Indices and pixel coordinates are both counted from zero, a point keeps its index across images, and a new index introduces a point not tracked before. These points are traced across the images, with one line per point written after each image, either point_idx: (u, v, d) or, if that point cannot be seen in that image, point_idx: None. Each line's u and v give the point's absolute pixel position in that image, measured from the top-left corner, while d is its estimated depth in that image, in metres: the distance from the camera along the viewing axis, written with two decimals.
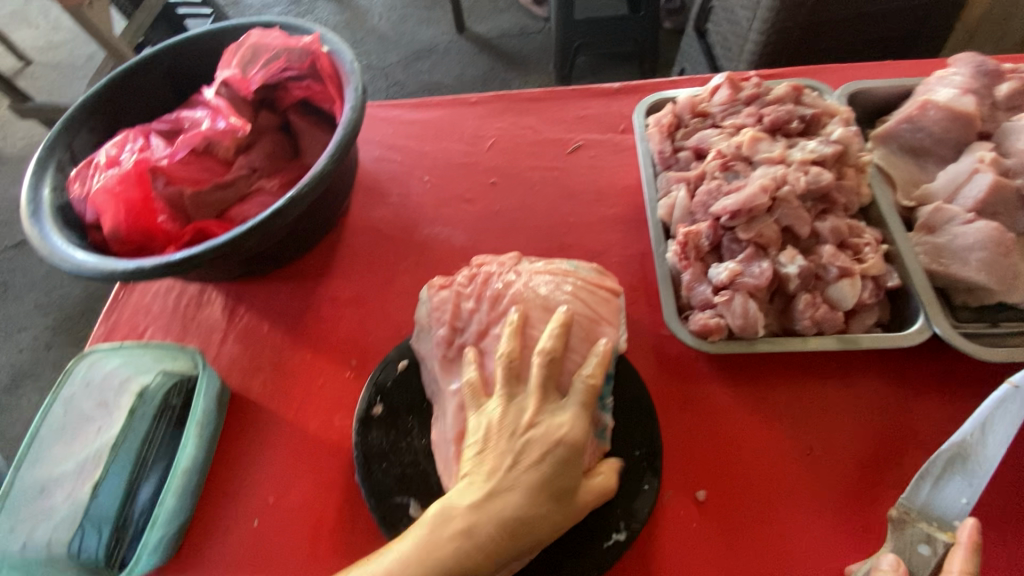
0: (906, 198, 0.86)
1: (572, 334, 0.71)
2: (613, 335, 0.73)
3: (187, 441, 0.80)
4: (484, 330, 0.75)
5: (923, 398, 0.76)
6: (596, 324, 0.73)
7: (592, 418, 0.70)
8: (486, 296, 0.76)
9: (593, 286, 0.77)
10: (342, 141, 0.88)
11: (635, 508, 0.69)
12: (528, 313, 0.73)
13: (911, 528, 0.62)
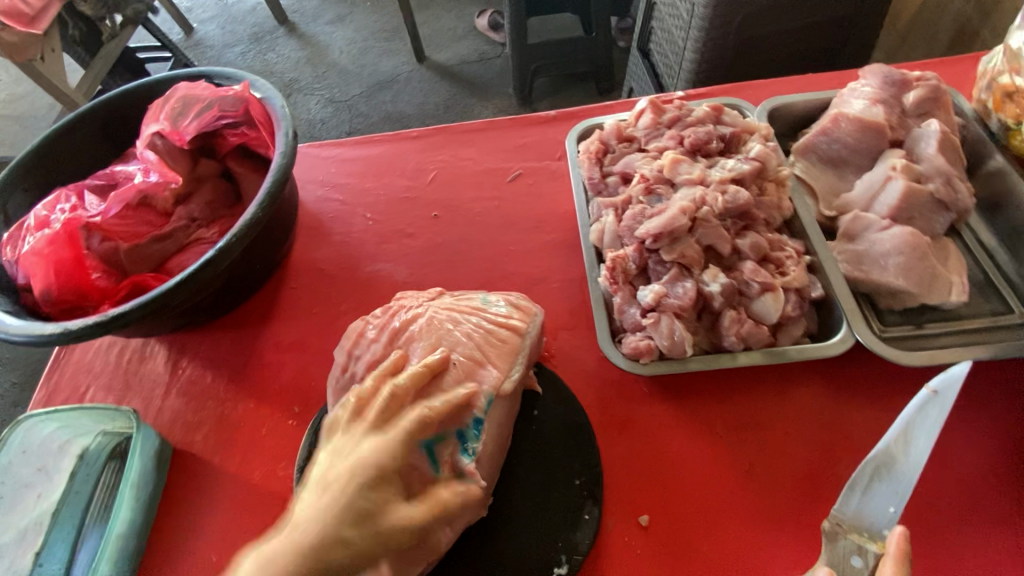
0: (828, 208, 0.89)
1: (452, 372, 0.69)
2: (497, 377, 0.70)
3: (122, 506, 0.78)
4: (374, 364, 0.72)
5: (855, 405, 0.77)
6: (483, 368, 0.70)
7: (439, 453, 0.64)
8: (389, 329, 0.74)
9: (496, 326, 0.75)
10: (270, 189, 0.87)
11: (575, 539, 0.69)
12: (424, 348, 0.71)
13: (844, 541, 0.62)
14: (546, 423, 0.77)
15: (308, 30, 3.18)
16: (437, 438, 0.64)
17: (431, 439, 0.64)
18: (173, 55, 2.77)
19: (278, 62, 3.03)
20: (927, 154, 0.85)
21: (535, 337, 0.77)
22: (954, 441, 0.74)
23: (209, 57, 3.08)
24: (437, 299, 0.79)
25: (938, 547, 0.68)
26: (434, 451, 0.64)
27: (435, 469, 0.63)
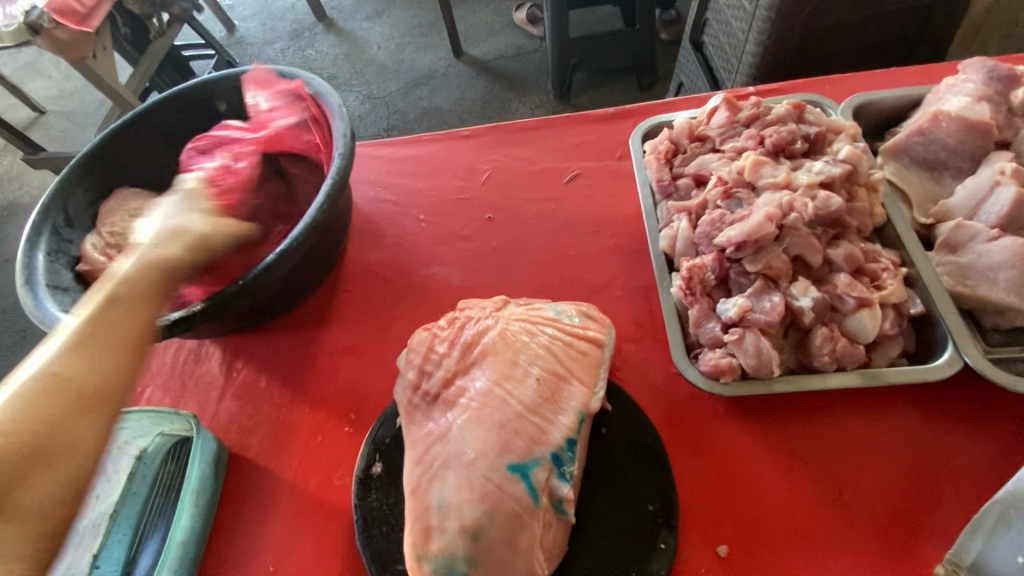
0: (924, 215, 0.82)
1: (533, 392, 0.66)
2: (582, 394, 0.68)
3: (183, 512, 0.77)
4: (448, 380, 0.70)
5: (958, 434, 0.70)
6: (568, 383, 0.69)
7: (535, 481, 0.63)
8: (459, 340, 0.72)
9: (573, 338, 0.73)
10: (330, 192, 0.84)
11: (649, 570, 0.64)
12: (496, 365, 0.69)
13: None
14: (614, 443, 0.73)
15: (347, 27, 3.18)
16: (532, 460, 0.63)
17: (526, 465, 0.63)
18: (217, 52, 2.81)
19: (318, 58, 3.04)
20: None
21: (611, 351, 0.75)
22: None
23: (251, 54, 3.12)
24: (504, 308, 0.77)
25: None
26: (531, 477, 0.62)
27: (534, 497, 0.62)
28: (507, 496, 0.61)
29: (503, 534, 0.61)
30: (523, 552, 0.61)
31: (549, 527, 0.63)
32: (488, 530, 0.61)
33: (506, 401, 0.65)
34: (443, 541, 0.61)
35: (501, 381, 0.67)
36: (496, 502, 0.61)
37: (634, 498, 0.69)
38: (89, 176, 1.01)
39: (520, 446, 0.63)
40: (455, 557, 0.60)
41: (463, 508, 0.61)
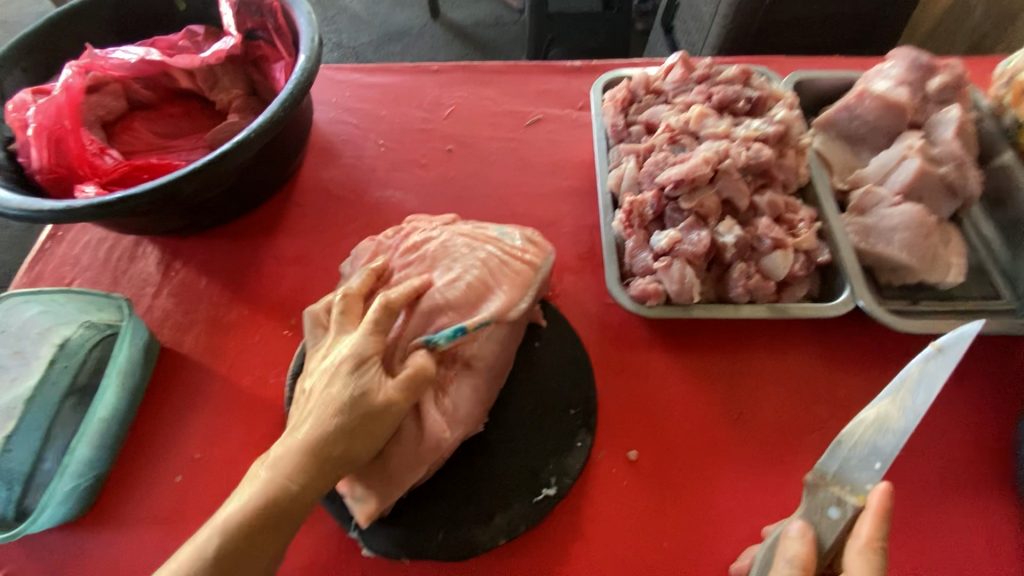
0: (842, 181, 0.90)
1: (454, 290, 0.71)
2: (504, 301, 0.71)
3: (106, 391, 0.75)
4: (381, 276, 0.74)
5: (845, 368, 0.80)
6: (493, 293, 0.72)
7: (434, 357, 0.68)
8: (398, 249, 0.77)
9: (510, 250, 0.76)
10: (293, 92, 0.85)
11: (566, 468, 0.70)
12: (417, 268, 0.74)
13: (823, 491, 0.63)
14: (547, 356, 0.78)
15: None
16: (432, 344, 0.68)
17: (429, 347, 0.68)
18: None
19: None
20: (944, 138, 0.86)
21: (545, 273, 0.77)
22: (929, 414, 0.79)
23: None
24: (455, 224, 0.80)
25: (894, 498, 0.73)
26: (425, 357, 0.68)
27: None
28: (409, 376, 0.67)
29: (331, 405, 0.60)
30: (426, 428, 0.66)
31: (449, 400, 0.68)
32: None
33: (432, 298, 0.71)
34: None
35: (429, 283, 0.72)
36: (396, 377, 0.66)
37: (559, 404, 0.74)
38: (29, 58, 0.95)
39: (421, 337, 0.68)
40: None
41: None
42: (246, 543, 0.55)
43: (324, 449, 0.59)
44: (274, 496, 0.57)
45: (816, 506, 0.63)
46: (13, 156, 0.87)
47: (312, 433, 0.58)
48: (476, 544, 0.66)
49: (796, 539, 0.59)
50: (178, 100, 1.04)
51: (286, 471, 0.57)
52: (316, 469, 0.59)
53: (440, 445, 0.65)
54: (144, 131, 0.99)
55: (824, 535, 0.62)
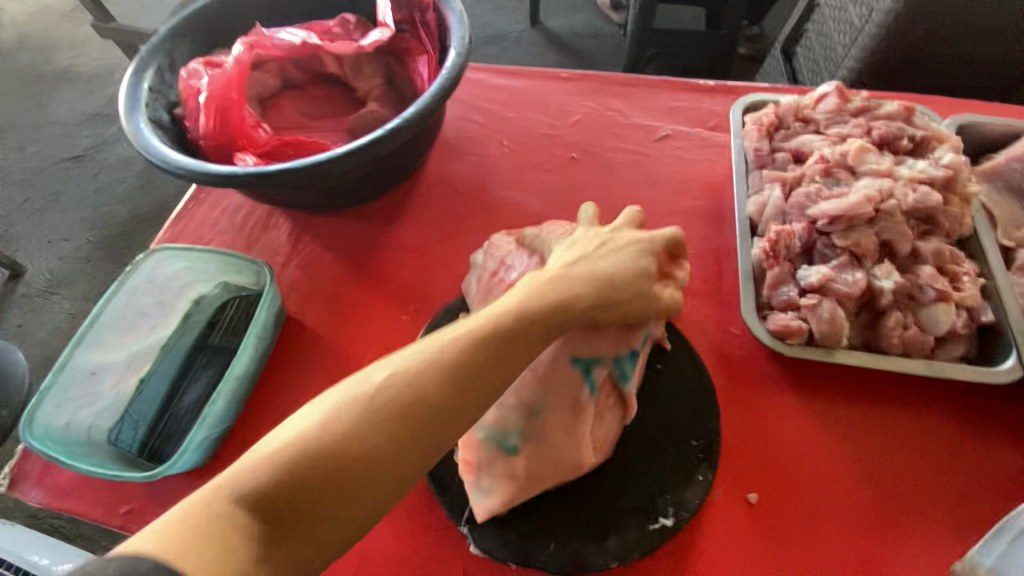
0: (1007, 237, 0.83)
1: None
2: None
3: (245, 350, 0.79)
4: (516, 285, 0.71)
5: (998, 445, 0.73)
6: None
7: (597, 374, 0.64)
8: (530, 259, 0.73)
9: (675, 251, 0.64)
10: (444, 86, 0.87)
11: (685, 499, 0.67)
12: None
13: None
14: (669, 380, 0.75)
15: None
16: (596, 360, 0.63)
17: (591, 363, 0.63)
18: None
19: None
20: None
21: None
22: None
23: None
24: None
25: None
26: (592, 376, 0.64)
27: (589, 388, 0.64)
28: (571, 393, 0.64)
29: (517, 315, 0.54)
30: (573, 437, 0.64)
31: (599, 423, 0.67)
32: (546, 412, 0.64)
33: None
34: (498, 414, 0.64)
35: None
36: (556, 393, 0.64)
37: (680, 432, 0.71)
38: (198, 30, 1.01)
39: (592, 342, 0.62)
40: (506, 431, 0.64)
41: (519, 391, 0.64)
42: (362, 462, 0.48)
43: (492, 360, 0.52)
44: (392, 408, 0.49)
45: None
46: (177, 120, 0.94)
47: (486, 334, 0.53)
48: (586, 565, 0.64)
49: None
50: (323, 83, 1.08)
51: (422, 387, 0.50)
52: (463, 394, 0.51)
53: (584, 464, 0.66)
54: (291, 109, 1.04)
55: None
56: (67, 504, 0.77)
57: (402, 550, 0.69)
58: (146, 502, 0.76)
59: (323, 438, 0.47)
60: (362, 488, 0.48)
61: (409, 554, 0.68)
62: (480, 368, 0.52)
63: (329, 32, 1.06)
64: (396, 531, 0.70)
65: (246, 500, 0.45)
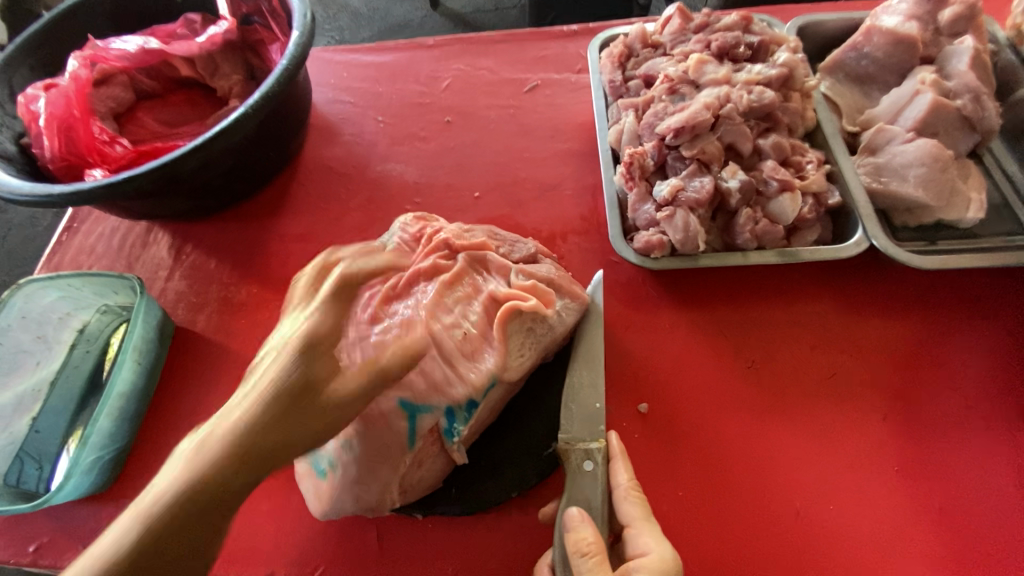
0: (851, 123, 0.87)
1: (453, 343, 0.63)
2: (499, 358, 0.64)
3: (124, 365, 0.77)
4: (387, 299, 0.66)
5: (864, 314, 0.77)
6: (487, 346, 0.65)
7: (419, 426, 0.62)
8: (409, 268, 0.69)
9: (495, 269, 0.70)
10: (287, 67, 0.85)
11: (595, 428, 0.63)
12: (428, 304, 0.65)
13: (572, 451, 0.62)
14: None
15: None
16: (426, 404, 0.61)
17: (417, 407, 0.61)
18: None
19: None
20: (958, 70, 0.83)
21: (563, 326, 0.69)
22: (959, 351, 0.74)
23: None
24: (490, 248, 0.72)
25: (922, 438, 0.69)
26: (416, 422, 0.61)
27: (410, 442, 0.61)
28: (393, 440, 0.61)
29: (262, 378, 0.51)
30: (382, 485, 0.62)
31: (415, 470, 0.64)
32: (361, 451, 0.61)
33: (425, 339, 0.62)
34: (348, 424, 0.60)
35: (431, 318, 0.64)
36: (376, 432, 0.60)
37: (574, 373, 0.66)
38: (33, 54, 0.96)
39: (415, 386, 0.61)
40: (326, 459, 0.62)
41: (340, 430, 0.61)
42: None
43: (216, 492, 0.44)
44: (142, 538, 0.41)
45: (576, 473, 0.61)
46: (25, 150, 0.90)
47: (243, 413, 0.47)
48: (488, 501, 0.67)
49: (586, 524, 0.57)
50: (181, 88, 1.05)
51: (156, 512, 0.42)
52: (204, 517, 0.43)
53: (385, 505, 0.63)
54: (150, 120, 1.01)
55: (591, 499, 0.60)
56: None
57: (314, 526, 0.69)
58: (53, 537, 0.74)
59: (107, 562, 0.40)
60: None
61: (319, 530, 0.69)
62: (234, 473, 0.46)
63: (176, 35, 1.04)
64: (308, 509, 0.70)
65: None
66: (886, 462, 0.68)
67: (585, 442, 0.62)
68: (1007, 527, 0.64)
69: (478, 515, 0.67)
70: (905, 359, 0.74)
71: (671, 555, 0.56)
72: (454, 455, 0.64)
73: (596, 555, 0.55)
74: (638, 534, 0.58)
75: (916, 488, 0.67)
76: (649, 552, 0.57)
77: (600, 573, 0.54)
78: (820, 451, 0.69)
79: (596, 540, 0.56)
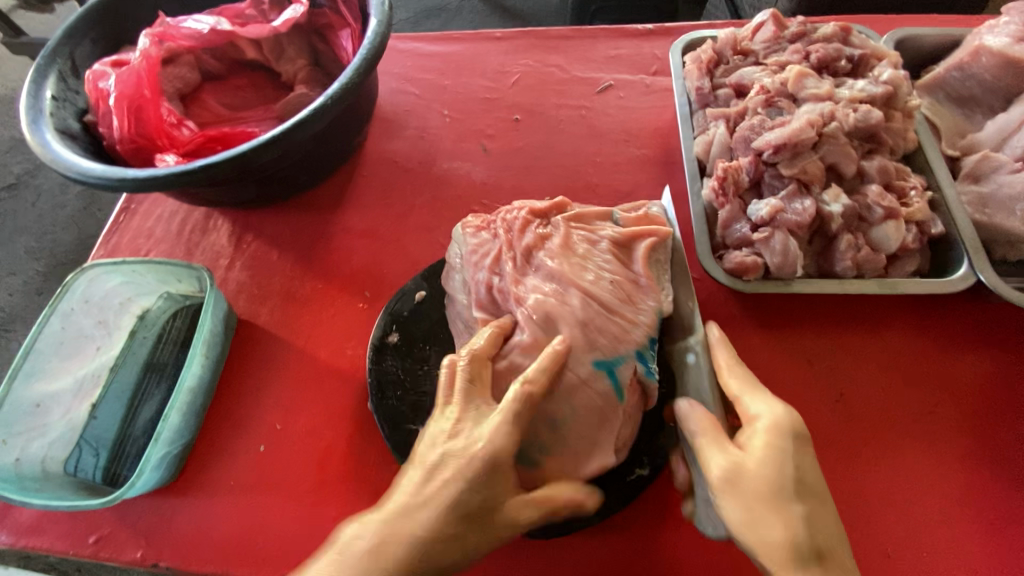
0: (951, 147, 0.83)
1: (609, 295, 0.65)
2: (656, 297, 0.67)
3: (194, 360, 0.75)
4: (515, 280, 0.66)
5: (958, 352, 0.74)
6: (640, 288, 0.67)
7: (621, 373, 0.62)
8: (516, 245, 0.68)
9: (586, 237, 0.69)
10: (365, 58, 0.82)
11: (693, 324, 0.69)
12: (564, 269, 0.65)
13: (675, 349, 0.70)
14: None
15: None
16: (618, 356, 0.62)
17: (610, 359, 0.62)
18: None
19: None
20: None
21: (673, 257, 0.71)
22: None
23: None
24: (580, 216, 0.70)
25: (1020, 489, 0.66)
26: (615, 374, 0.62)
27: (617, 393, 0.62)
28: (597, 399, 0.62)
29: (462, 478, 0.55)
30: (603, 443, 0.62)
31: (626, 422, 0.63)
32: (569, 422, 0.61)
33: (586, 298, 0.64)
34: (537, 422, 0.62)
35: (579, 278, 0.65)
36: (580, 398, 0.61)
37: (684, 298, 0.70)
38: (97, 27, 0.94)
39: (597, 340, 0.62)
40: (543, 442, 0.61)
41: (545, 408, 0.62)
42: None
43: (452, 527, 0.55)
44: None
45: (682, 367, 0.68)
46: (88, 128, 0.88)
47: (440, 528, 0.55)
48: (569, 526, 0.64)
49: (699, 405, 0.61)
50: (245, 70, 1.02)
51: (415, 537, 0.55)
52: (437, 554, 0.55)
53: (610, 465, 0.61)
54: (213, 103, 0.98)
55: (700, 388, 0.66)
56: (30, 543, 0.73)
57: None
58: (114, 528, 0.73)
59: None
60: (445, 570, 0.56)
61: None
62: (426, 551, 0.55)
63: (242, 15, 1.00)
64: None
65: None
66: (978, 510, 0.65)
67: (685, 340, 0.69)
68: None
69: (554, 540, 0.65)
70: (1001, 401, 0.71)
71: (784, 409, 0.59)
72: (649, 395, 0.65)
73: (709, 431, 0.58)
74: (751, 401, 0.61)
75: (1010, 541, 0.64)
76: (764, 414, 0.59)
77: (719, 442, 0.58)
78: (909, 495, 0.66)
79: (708, 418, 0.59)
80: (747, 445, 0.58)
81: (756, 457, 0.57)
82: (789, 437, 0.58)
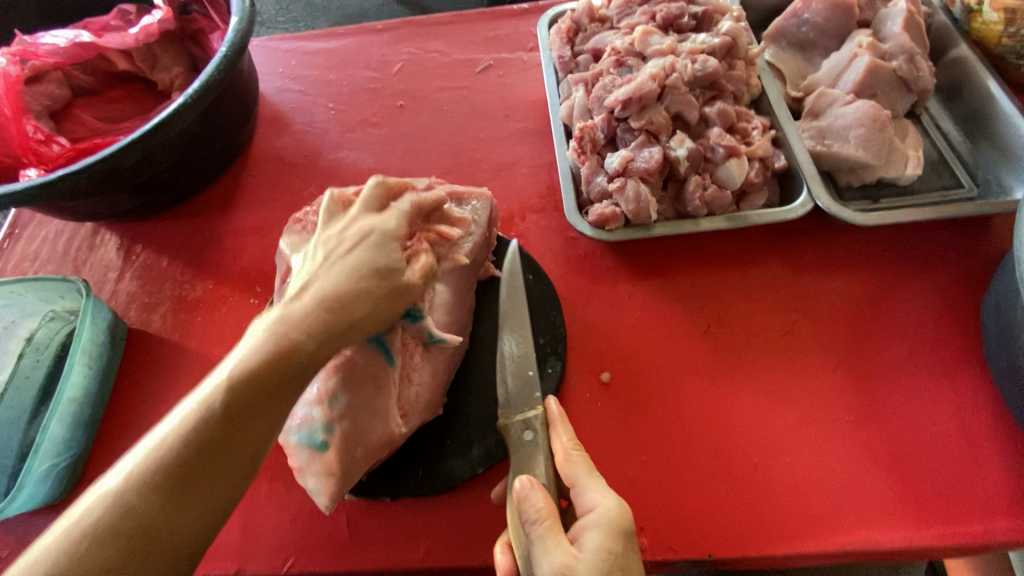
0: (795, 89, 0.90)
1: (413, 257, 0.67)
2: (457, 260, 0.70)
3: (72, 369, 0.75)
4: None
5: (814, 274, 0.79)
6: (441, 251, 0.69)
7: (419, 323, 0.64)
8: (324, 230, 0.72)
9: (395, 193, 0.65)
10: (228, 54, 0.83)
11: (532, 397, 0.63)
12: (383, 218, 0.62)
13: (512, 423, 0.61)
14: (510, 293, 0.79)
15: None
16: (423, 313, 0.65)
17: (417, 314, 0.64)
18: None
19: None
20: (893, 32, 0.85)
21: (480, 226, 0.75)
22: (904, 303, 0.77)
23: None
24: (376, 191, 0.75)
25: (875, 391, 0.71)
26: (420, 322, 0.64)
27: (390, 361, 0.63)
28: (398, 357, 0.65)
29: (316, 316, 0.51)
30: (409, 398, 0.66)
31: (407, 386, 0.66)
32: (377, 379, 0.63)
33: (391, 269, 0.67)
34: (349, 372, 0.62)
35: None
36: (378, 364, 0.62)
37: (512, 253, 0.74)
38: None
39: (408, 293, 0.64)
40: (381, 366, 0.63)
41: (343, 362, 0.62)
42: (199, 477, 0.45)
43: (316, 345, 0.50)
44: (157, 482, 0.44)
45: (517, 444, 0.60)
46: None
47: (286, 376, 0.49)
48: (457, 477, 0.67)
49: (536, 490, 0.54)
50: (120, 84, 1.02)
51: (206, 421, 0.46)
52: (240, 432, 0.47)
53: (392, 434, 0.63)
54: (88, 117, 0.97)
55: (535, 467, 0.59)
56: None
57: (283, 516, 0.69)
58: (9, 551, 0.72)
59: (105, 531, 0.42)
60: (231, 463, 0.47)
61: (288, 520, 0.68)
62: (236, 421, 0.47)
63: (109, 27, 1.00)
64: (275, 501, 0.69)
65: (112, 521, 0.42)
66: (837, 414, 0.70)
67: (523, 413, 0.62)
68: (954, 465, 0.66)
69: (444, 495, 0.67)
70: (854, 312, 0.76)
71: (617, 504, 0.54)
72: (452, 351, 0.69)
73: (547, 520, 0.53)
74: (585, 490, 0.56)
75: (868, 438, 0.68)
76: (596, 507, 0.54)
77: (551, 537, 0.52)
78: (776, 406, 0.71)
79: (547, 504, 0.53)
80: (581, 545, 0.52)
81: (590, 556, 0.51)
82: (620, 539, 0.52)
